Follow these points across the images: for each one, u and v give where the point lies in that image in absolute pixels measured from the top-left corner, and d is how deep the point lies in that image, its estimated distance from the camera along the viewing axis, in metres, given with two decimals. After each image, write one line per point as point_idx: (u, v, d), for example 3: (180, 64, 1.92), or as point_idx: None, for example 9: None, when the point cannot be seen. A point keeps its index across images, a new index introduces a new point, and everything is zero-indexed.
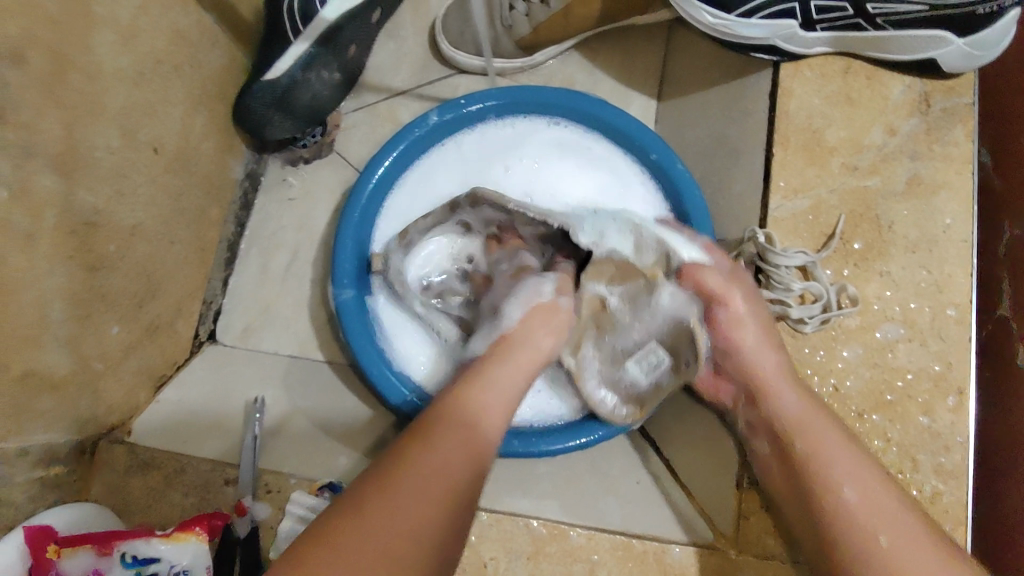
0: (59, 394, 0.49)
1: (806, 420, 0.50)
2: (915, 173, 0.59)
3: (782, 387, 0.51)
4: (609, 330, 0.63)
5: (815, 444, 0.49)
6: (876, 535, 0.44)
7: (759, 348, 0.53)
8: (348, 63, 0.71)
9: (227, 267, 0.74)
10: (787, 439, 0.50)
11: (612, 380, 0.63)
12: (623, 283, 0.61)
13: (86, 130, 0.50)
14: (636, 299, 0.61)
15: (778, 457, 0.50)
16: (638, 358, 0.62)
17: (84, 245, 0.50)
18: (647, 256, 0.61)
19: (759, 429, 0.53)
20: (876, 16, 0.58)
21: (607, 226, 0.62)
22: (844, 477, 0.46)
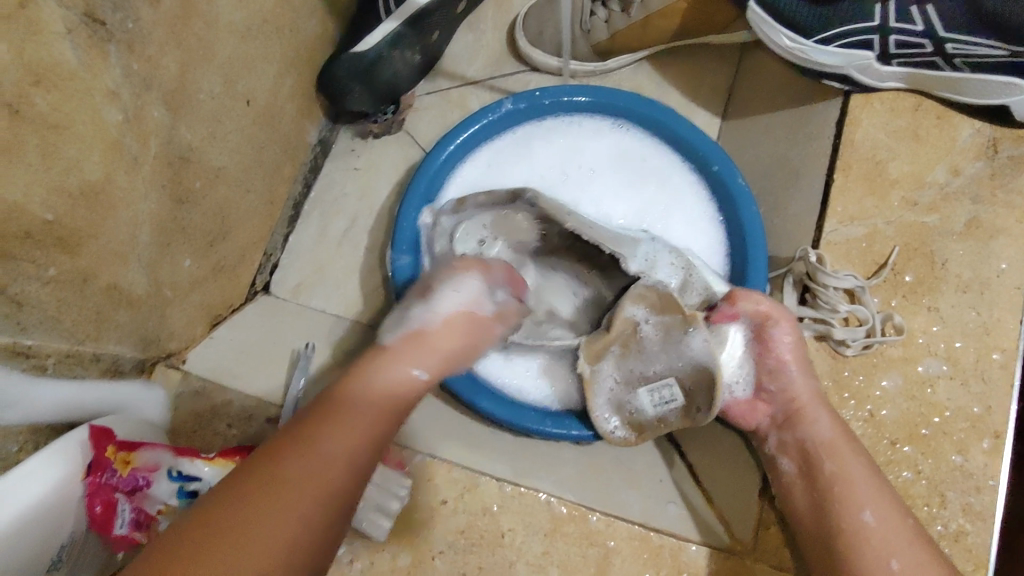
0: (132, 311, 0.53)
1: (837, 447, 0.53)
2: (975, 215, 0.60)
3: (818, 413, 0.54)
4: (635, 355, 0.62)
5: (844, 473, 0.52)
6: (889, 558, 0.48)
7: (800, 377, 0.56)
8: (430, 47, 0.75)
9: (289, 225, 0.78)
10: (815, 461, 0.54)
11: (620, 401, 0.62)
12: (661, 313, 0.61)
13: (196, 73, 0.54)
14: (670, 334, 0.61)
15: (805, 477, 0.55)
16: (652, 388, 0.61)
17: (175, 177, 0.55)
18: (692, 296, 0.64)
19: (787, 449, 0.57)
20: (954, 57, 0.58)
21: (659, 253, 0.64)
22: (865, 504, 0.50)
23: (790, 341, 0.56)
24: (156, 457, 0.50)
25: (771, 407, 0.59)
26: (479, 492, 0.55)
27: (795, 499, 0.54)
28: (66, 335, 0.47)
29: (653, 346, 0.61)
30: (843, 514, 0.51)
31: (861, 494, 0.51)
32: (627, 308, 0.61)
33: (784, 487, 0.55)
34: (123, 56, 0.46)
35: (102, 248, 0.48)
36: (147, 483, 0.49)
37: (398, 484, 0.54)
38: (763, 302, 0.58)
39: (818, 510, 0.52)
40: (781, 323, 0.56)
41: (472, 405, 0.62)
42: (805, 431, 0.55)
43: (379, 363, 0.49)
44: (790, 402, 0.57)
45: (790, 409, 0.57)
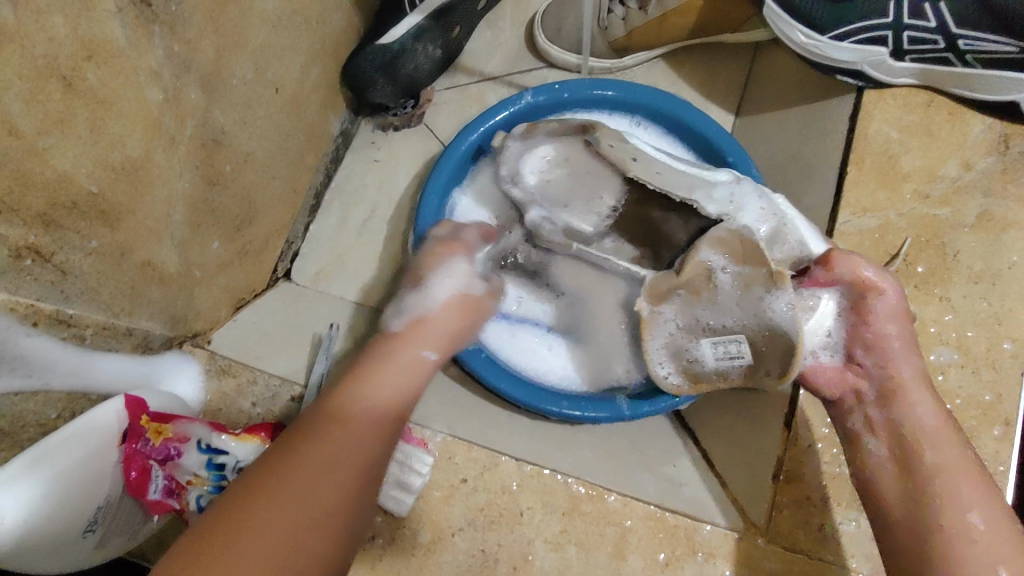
0: (163, 288, 0.55)
1: (939, 434, 0.49)
2: (986, 208, 0.61)
3: (919, 394, 0.51)
4: (705, 302, 0.59)
5: (947, 463, 0.48)
6: (996, 566, 0.44)
7: (903, 353, 0.52)
8: (451, 42, 0.77)
9: (310, 214, 0.79)
10: (913, 448, 0.49)
11: (678, 348, 0.60)
12: (740, 264, 0.58)
13: (230, 59, 0.56)
14: (749, 288, 0.57)
15: (896, 463, 0.50)
16: (717, 342, 0.58)
17: (208, 158, 0.56)
18: (777, 251, 0.59)
19: (875, 430, 0.52)
20: (966, 53, 0.60)
21: (742, 197, 0.61)
22: (973, 503, 0.46)
23: (900, 316, 0.52)
24: (187, 428, 0.51)
25: (865, 384, 0.53)
26: (498, 471, 0.56)
27: (885, 488, 0.49)
28: (103, 307, 0.49)
29: (727, 294, 0.58)
30: (948, 511, 0.46)
31: (967, 492, 0.46)
32: (702, 252, 0.59)
33: (872, 471, 0.50)
34: (165, 38, 0.47)
35: (139, 223, 0.50)
36: (178, 453, 0.50)
37: (421, 460, 0.55)
38: (872, 273, 0.52)
39: (916, 503, 0.48)
40: (886, 293, 0.52)
41: (493, 388, 0.63)
42: (902, 414, 0.51)
43: (345, 385, 0.45)
44: (888, 379, 0.52)
45: (887, 387, 0.52)
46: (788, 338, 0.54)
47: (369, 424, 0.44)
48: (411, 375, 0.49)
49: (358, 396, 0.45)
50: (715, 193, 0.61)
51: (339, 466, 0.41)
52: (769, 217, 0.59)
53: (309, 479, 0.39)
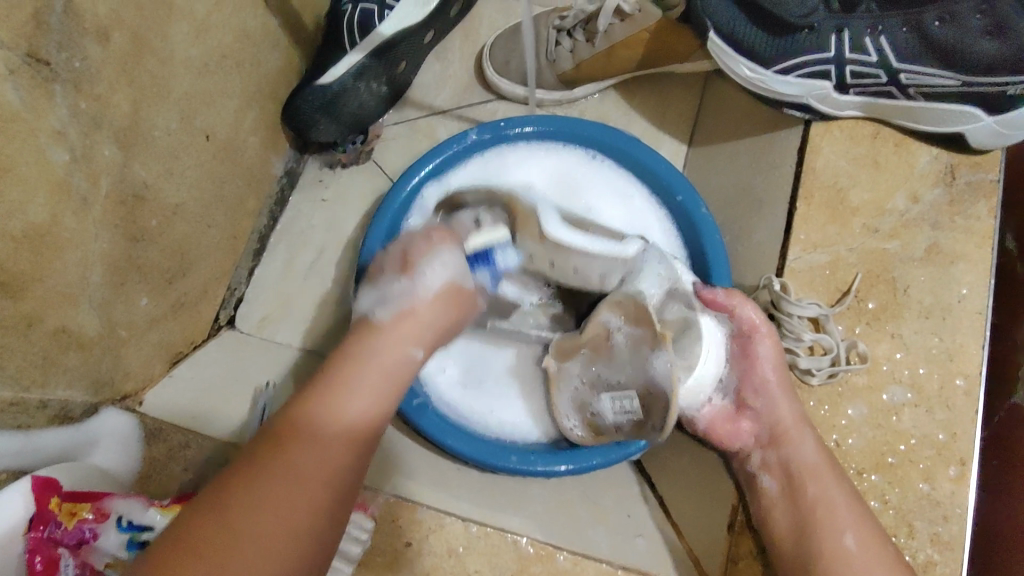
0: (84, 353, 0.52)
1: (820, 468, 0.52)
2: (935, 241, 0.60)
3: (804, 435, 0.54)
4: (603, 360, 0.61)
5: (826, 495, 0.51)
6: None
7: (783, 398, 0.55)
8: (396, 77, 0.75)
9: (254, 258, 0.76)
10: (798, 483, 0.53)
11: (583, 401, 0.63)
12: (634, 326, 0.57)
13: (150, 110, 0.53)
14: (638, 347, 0.56)
15: (785, 496, 0.54)
16: (614, 397, 0.59)
17: (129, 215, 0.54)
18: (669, 311, 0.58)
19: (771, 467, 0.56)
20: (908, 86, 0.60)
21: (642, 267, 0.61)
22: (847, 528, 0.50)
23: (774, 359, 0.56)
24: (106, 505, 0.48)
25: (756, 428, 0.57)
26: (443, 533, 0.53)
27: (775, 519, 0.53)
28: (11, 382, 0.46)
29: (621, 351, 0.59)
30: (825, 538, 0.51)
31: (842, 518, 0.50)
32: (602, 314, 0.60)
33: (764, 507, 0.55)
34: (70, 96, 0.45)
35: (49, 291, 0.47)
36: (94, 534, 0.47)
37: (360, 526, 0.52)
38: (754, 312, 0.57)
39: (800, 531, 0.52)
40: (764, 334, 0.56)
41: (439, 444, 0.62)
42: (790, 453, 0.54)
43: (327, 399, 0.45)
44: (773, 422, 0.56)
45: (774, 429, 0.56)
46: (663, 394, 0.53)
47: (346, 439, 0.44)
48: (396, 374, 0.48)
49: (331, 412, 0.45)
50: (619, 271, 0.62)
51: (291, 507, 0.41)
52: (664, 285, 0.60)
53: (258, 520, 0.40)
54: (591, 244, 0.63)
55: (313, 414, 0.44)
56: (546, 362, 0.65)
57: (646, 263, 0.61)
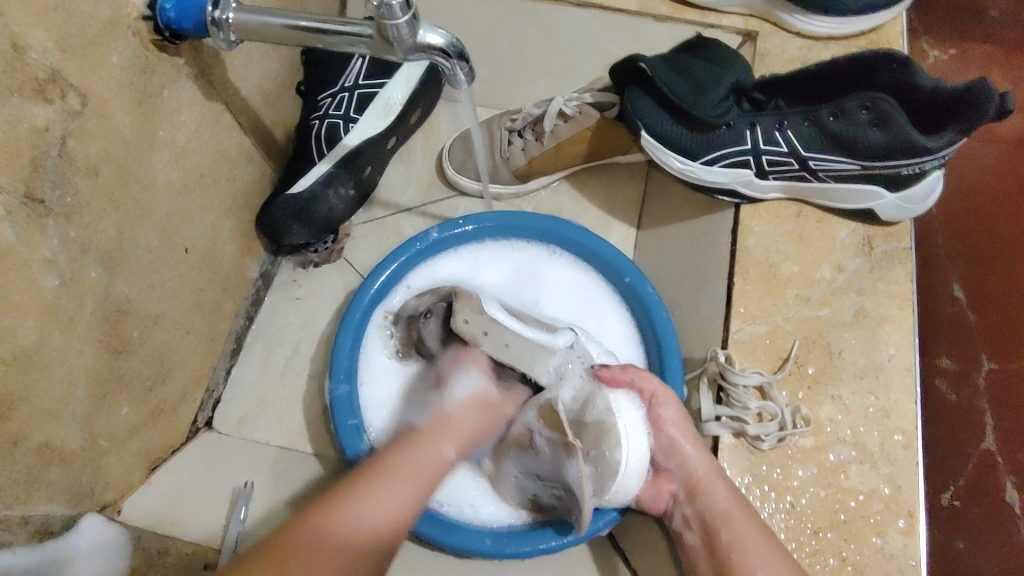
0: (65, 467, 0.54)
1: (731, 515, 0.55)
2: (861, 306, 0.66)
3: (714, 483, 0.57)
4: (530, 455, 0.64)
5: (739, 539, 0.54)
6: None
7: (693, 452, 0.59)
8: (363, 180, 0.81)
9: (231, 358, 0.79)
10: (713, 533, 0.56)
11: (523, 489, 0.66)
12: (553, 430, 0.62)
13: (134, 232, 0.58)
14: (558, 451, 0.61)
15: (706, 548, 0.56)
16: (545, 486, 0.64)
17: (112, 329, 0.57)
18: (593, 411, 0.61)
19: (691, 523, 0.58)
20: (818, 172, 0.67)
21: (573, 366, 0.64)
22: (759, 567, 0.52)
23: (679, 420, 0.60)
24: None
25: (673, 486, 0.60)
26: None
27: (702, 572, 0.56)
28: None
29: (545, 453, 0.63)
30: None
31: (755, 559, 0.53)
32: (527, 414, 0.64)
33: (693, 561, 0.57)
34: (61, 228, 0.49)
35: (35, 409, 0.49)
36: None
37: None
38: (648, 379, 0.62)
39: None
40: (667, 401, 0.61)
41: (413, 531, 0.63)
42: (702, 504, 0.57)
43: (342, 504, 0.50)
44: (687, 477, 0.59)
45: (689, 483, 0.58)
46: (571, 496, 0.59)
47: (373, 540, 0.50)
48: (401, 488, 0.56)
49: (375, 503, 0.51)
50: (552, 360, 0.64)
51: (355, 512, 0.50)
52: (585, 388, 0.63)
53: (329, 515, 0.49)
54: (527, 335, 0.65)
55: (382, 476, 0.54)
56: (481, 461, 0.67)
57: (571, 358, 0.65)
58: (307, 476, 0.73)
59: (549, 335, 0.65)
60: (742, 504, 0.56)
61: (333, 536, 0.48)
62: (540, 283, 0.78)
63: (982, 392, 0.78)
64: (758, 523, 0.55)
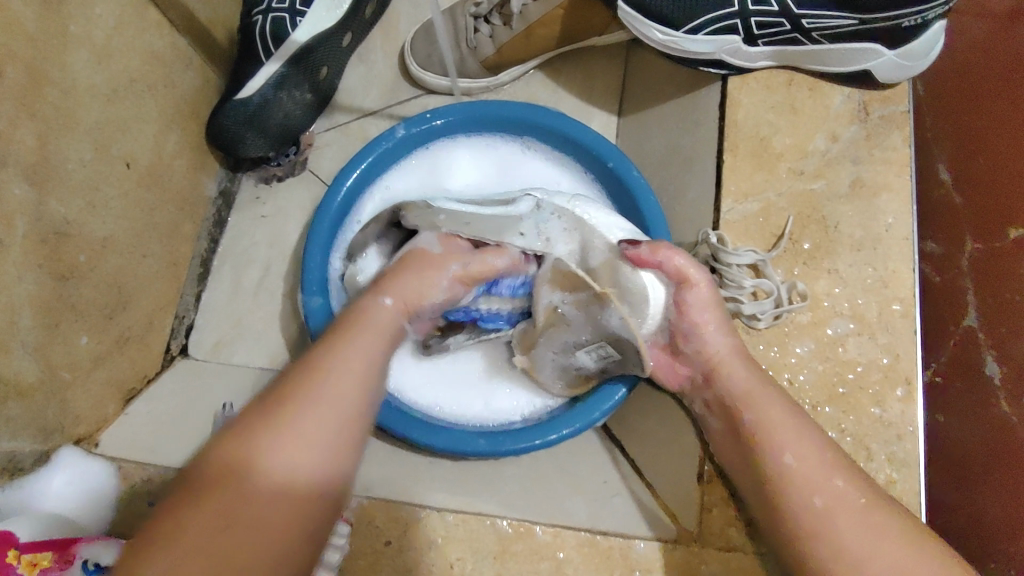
0: (25, 402, 0.50)
1: (752, 395, 0.53)
2: (857, 175, 0.63)
3: (734, 365, 0.55)
4: (563, 328, 0.62)
5: (763, 421, 0.52)
6: (813, 497, 0.49)
7: (716, 335, 0.56)
8: (321, 83, 0.75)
9: (199, 283, 0.75)
10: (736, 415, 0.54)
11: (564, 364, 0.65)
12: (574, 293, 0.60)
13: (61, 143, 0.52)
14: (588, 307, 0.60)
15: (731, 433, 0.54)
16: (587, 350, 0.62)
17: (54, 253, 0.52)
18: (594, 257, 0.60)
19: (712, 407, 0.57)
20: (812, 31, 0.61)
21: (549, 223, 0.61)
22: (786, 448, 0.51)
23: (711, 303, 0.56)
24: (97, 550, 0.46)
25: (690, 369, 0.58)
26: (421, 526, 0.53)
27: (728, 456, 0.54)
28: None
29: (577, 317, 0.61)
30: (767, 463, 0.51)
31: (782, 436, 0.51)
32: (540, 296, 0.61)
33: (717, 444, 0.55)
34: None
35: None
36: None
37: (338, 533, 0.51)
38: (684, 260, 0.56)
39: (751, 464, 0.52)
40: (693, 280, 0.55)
41: (405, 437, 0.62)
42: (723, 386, 0.55)
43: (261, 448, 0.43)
44: (707, 362, 0.56)
45: (708, 367, 0.56)
46: (631, 344, 0.58)
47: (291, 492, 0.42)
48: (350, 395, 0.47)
49: (283, 459, 0.43)
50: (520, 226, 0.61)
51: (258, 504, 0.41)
52: (576, 238, 0.61)
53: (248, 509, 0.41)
54: (483, 216, 0.62)
55: (263, 457, 0.42)
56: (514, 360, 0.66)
57: (542, 217, 0.62)
58: None
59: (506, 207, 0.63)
60: (762, 381, 0.54)
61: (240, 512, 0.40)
62: (511, 171, 0.74)
63: (962, 269, 0.69)
64: (785, 397, 0.53)
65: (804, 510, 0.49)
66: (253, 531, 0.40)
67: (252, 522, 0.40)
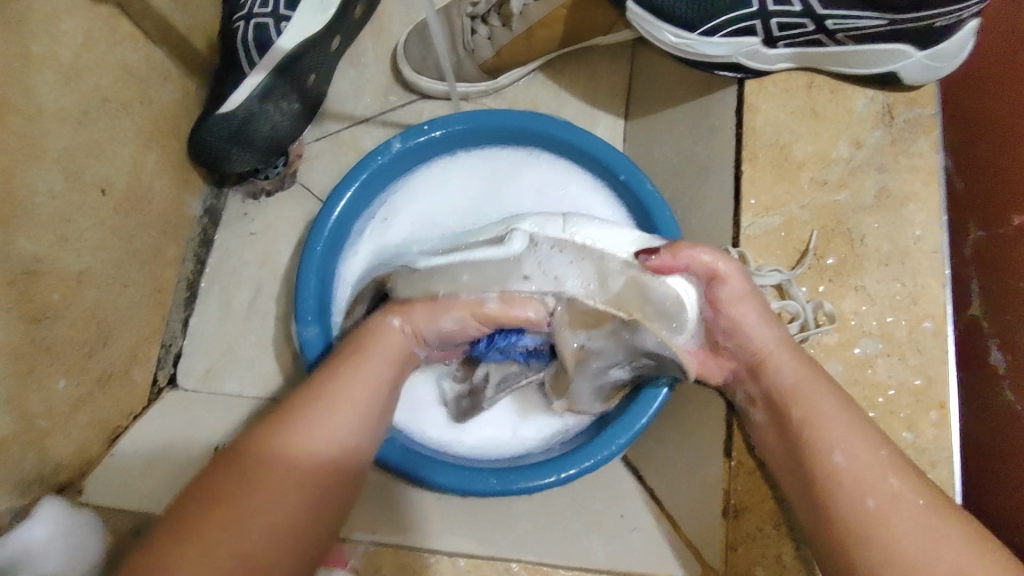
0: (0, 457, 0.47)
1: (802, 388, 0.49)
2: (883, 185, 0.59)
3: (783, 356, 0.50)
4: (591, 359, 0.57)
5: (813, 415, 0.47)
6: (866, 497, 0.44)
7: (758, 324, 0.51)
8: (309, 91, 0.70)
9: (186, 308, 0.71)
10: (782, 409, 0.49)
11: (599, 385, 0.61)
12: (595, 327, 0.54)
13: (27, 174, 0.48)
14: (617, 334, 0.54)
15: (776, 428, 0.49)
16: (622, 367, 0.58)
17: (25, 294, 0.48)
18: (613, 279, 0.52)
19: (755, 400, 0.52)
20: (836, 32, 0.57)
21: (552, 258, 0.53)
22: (839, 444, 0.46)
23: (746, 295, 0.50)
24: None
25: (735, 364, 0.53)
26: (431, 574, 0.50)
27: (771, 448, 0.49)
28: None
29: (605, 347, 0.56)
30: (816, 459, 0.46)
31: (834, 433, 0.46)
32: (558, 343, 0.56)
33: (759, 436, 0.51)
34: None
35: None
36: None
37: None
38: (710, 255, 0.50)
39: (795, 461, 0.47)
40: (725, 274, 0.50)
41: (413, 478, 0.59)
42: (768, 380, 0.50)
43: (310, 415, 0.45)
44: (751, 354, 0.52)
45: (752, 360, 0.52)
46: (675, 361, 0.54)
47: (339, 458, 0.44)
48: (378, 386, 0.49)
49: (322, 433, 0.44)
50: (522, 270, 0.54)
51: (288, 497, 0.41)
52: (588, 267, 0.53)
53: (270, 502, 0.40)
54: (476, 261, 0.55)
55: (289, 437, 0.43)
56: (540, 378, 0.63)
57: (541, 253, 0.54)
58: None
59: (500, 247, 0.54)
60: (810, 372, 0.50)
61: (267, 495, 0.40)
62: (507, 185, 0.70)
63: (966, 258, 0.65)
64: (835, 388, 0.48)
65: (856, 510, 0.44)
66: (286, 529, 0.40)
67: (275, 511, 0.40)
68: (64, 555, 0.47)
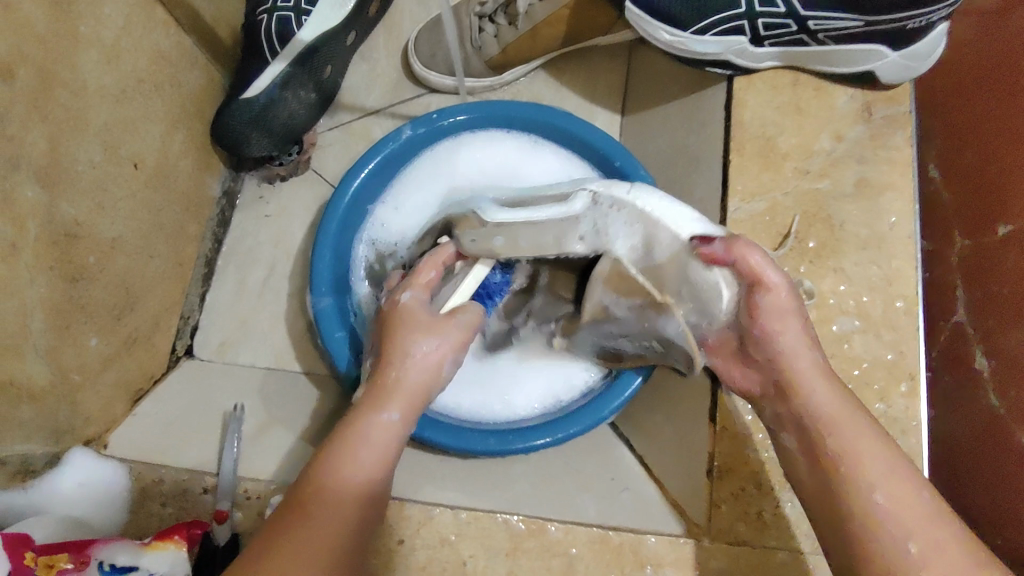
0: (37, 405, 0.50)
1: (839, 420, 0.46)
2: (862, 175, 0.63)
3: (817, 384, 0.47)
4: (605, 319, 0.59)
5: (846, 447, 0.45)
6: (906, 542, 0.41)
7: (791, 342, 0.48)
8: (324, 82, 0.74)
9: (204, 283, 0.75)
10: (818, 438, 0.47)
11: (608, 351, 0.64)
12: (631, 297, 0.55)
13: (70, 145, 0.52)
14: (644, 310, 0.54)
15: (808, 458, 0.47)
16: (630, 339, 0.59)
17: (65, 256, 0.52)
18: (659, 251, 0.50)
19: (784, 423, 0.49)
20: (818, 33, 0.62)
21: (609, 220, 0.53)
22: (878, 484, 0.43)
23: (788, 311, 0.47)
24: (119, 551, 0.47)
25: (762, 383, 0.50)
26: (434, 524, 0.53)
27: (800, 479, 0.48)
28: None
29: (627, 317, 0.57)
30: (851, 496, 0.44)
31: (873, 471, 0.44)
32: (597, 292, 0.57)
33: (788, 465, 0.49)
34: None
35: None
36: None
37: None
38: (761, 258, 0.46)
39: (824, 492, 0.46)
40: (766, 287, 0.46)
41: (417, 437, 0.62)
42: (801, 404, 0.48)
43: (345, 449, 0.45)
44: (780, 371, 0.49)
45: (782, 380, 0.49)
46: (683, 347, 0.53)
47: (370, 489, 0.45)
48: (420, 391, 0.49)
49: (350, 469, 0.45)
50: (579, 229, 0.54)
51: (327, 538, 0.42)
52: (639, 233, 0.51)
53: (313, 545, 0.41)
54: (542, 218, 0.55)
55: (321, 478, 0.44)
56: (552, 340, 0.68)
57: (602, 210, 0.53)
58: (298, 394, 0.70)
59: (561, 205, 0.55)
60: (849, 407, 0.47)
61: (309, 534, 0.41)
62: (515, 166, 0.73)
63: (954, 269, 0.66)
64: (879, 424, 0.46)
65: (898, 557, 0.41)
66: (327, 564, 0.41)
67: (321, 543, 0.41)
68: (90, 499, 0.52)
